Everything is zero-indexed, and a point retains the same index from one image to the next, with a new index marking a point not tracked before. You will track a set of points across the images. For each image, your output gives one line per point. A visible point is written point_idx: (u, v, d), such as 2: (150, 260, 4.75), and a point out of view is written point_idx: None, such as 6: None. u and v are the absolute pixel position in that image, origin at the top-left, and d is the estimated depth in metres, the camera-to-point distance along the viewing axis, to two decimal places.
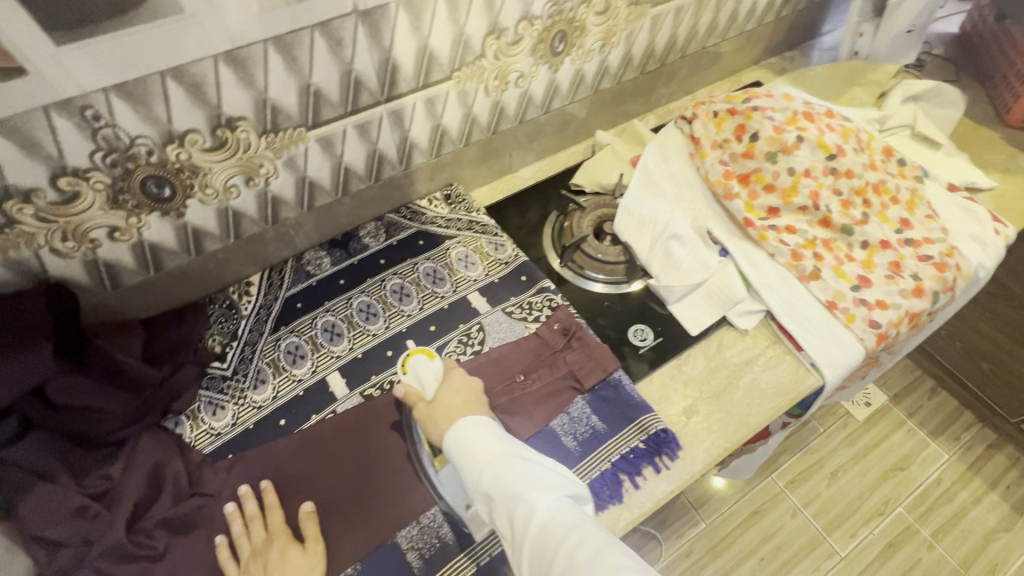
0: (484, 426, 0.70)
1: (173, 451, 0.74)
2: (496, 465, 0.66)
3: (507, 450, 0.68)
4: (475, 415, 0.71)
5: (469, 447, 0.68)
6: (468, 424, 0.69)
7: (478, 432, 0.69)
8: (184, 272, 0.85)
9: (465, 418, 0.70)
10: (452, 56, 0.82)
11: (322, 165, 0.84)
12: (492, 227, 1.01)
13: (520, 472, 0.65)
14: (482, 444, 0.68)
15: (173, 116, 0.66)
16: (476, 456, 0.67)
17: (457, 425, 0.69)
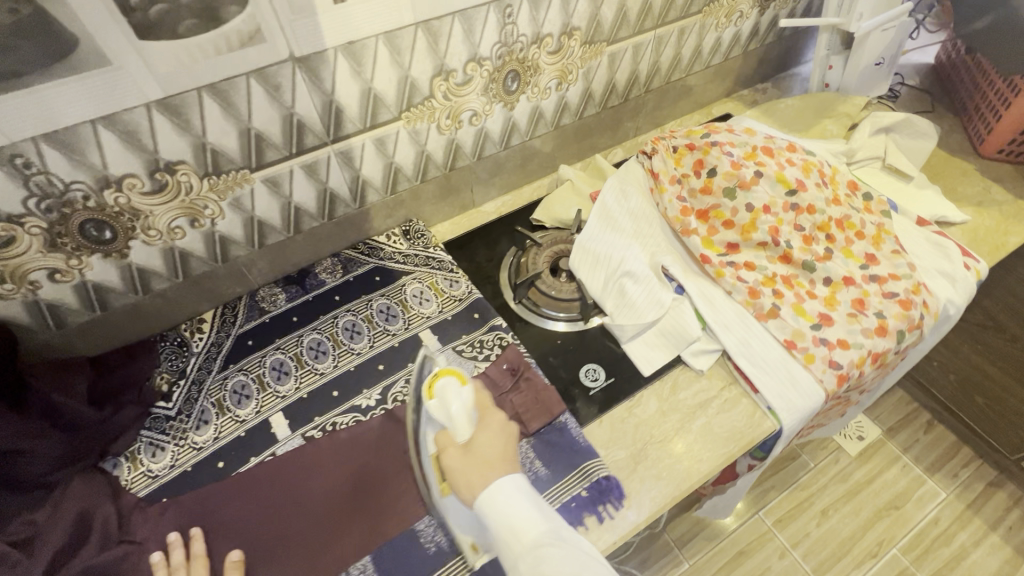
0: (520, 490, 0.62)
1: (105, 494, 0.73)
2: (536, 538, 0.58)
3: (546, 523, 0.60)
4: (508, 480, 0.63)
5: (506, 516, 0.60)
6: (503, 486, 0.62)
7: (515, 495, 0.62)
8: (132, 311, 0.85)
9: (498, 480, 0.63)
10: (398, 97, 0.83)
11: (270, 205, 0.85)
12: (449, 262, 1.00)
13: (564, 551, 0.57)
14: (520, 513, 0.60)
15: (108, 162, 0.67)
16: (514, 529, 0.59)
17: (490, 486, 0.62)
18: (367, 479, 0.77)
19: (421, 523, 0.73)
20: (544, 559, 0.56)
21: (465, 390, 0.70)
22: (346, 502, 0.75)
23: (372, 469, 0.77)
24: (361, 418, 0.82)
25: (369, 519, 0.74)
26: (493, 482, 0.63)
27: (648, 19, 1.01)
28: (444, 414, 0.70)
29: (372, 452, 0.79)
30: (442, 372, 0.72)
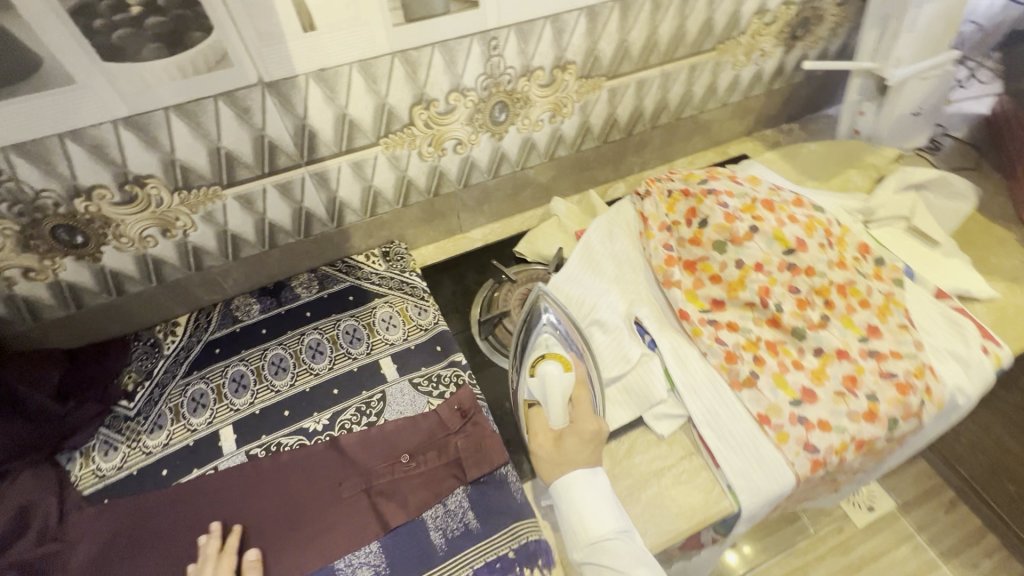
0: (596, 484, 0.70)
1: (50, 489, 0.76)
2: (602, 530, 0.67)
3: (613, 518, 0.69)
4: (586, 473, 0.71)
5: (579, 505, 0.69)
6: (580, 478, 0.70)
7: (592, 489, 0.70)
8: (107, 310, 0.88)
9: (576, 470, 0.71)
10: (375, 124, 0.82)
11: (244, 220, 0.86)
12: (423, 289, 0.99)
13: (626, 548, 0.66)
14: (592, 505, 0.69)
15: (77, 173, 0.69)
16: (584, 518, 0.68)
17: (567, 474, 0.71)
18: (301, 505, 0.76)
19: (341, 563, 0.71)
20: (607, 550, 0.66)
21: (569, 379, 0.77)
22: (278, 526, 0.74)
23: (305, 498, 0.76)
24: (306, 442, 0.82)
25: (291, 550, 0.72)
26: (573, 471, 0.71)
27: (653, 55, 0.96)
28: (542, 392, 0.77)
29: (309, 480, 0.78)
30: (548, 355, 0.79)
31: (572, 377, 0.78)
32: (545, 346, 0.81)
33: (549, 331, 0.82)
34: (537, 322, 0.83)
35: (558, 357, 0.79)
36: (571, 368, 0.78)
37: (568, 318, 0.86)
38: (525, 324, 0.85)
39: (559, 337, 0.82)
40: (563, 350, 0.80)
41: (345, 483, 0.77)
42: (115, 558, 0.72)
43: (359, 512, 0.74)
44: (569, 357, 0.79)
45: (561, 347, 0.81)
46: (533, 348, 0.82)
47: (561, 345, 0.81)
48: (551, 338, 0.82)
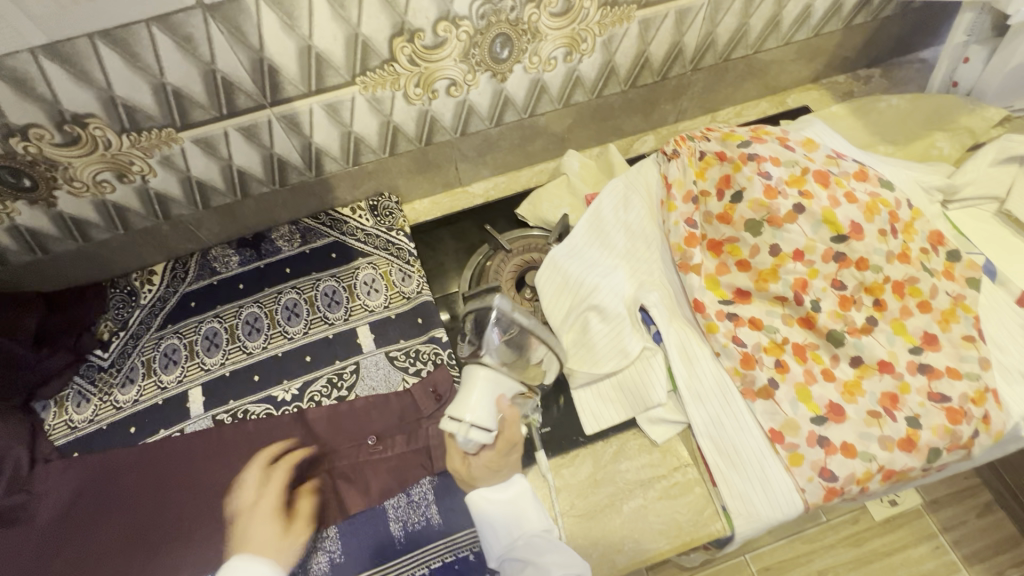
0: (509, 489, 0.62)
1: (22, 438, 0.75)
2: (514, 533, 0.60)
3: (530, 518, 0.61)
4: (499, 485, 0.63)
5: (489, 514, 0.61)
6: (489, 485, 0.63)
7: (505, 496, 0.62)
8: (76, 255, 0.84)
9: (486, 488, 0.62)
10: (348, 58, 0.69)
11: (207, 165, 0.77)
12: (410, 251, 0.89)
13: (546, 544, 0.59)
14: (502, 512, 0.61)
15: (5, 111, 0.61)
16: (495, 523, 0.61)
17: (477, 492, 0.62)
18: None
19: None
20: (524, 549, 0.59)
21: (487, 439, 0.62)
22: None
23: None
24: (273, 412, 0.78)
25: None
26: (484, 491, 0.62)
27: None
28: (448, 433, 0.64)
29: None
30: (465, 404, 0.63)
31: (490, 436, 0.62)
32: (470, 391, 0.63)
33: (490, 359, 0.65)
34: (486, 329, 0.66)
35: (472, 420, 0.62)
36: (490, 431, 0.62)
37: (528, 324, 0.65)
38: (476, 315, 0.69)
39: (497, 384, 0.64)
40: (487, 408, 0.63)
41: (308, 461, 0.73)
42: (80, 512, 0.72)
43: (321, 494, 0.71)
44: (493, 409, 0.64)
45: (487, 399, 0.63)
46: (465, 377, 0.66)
47: (495, 390, 0.64)
48: (484, 380, 0.63)
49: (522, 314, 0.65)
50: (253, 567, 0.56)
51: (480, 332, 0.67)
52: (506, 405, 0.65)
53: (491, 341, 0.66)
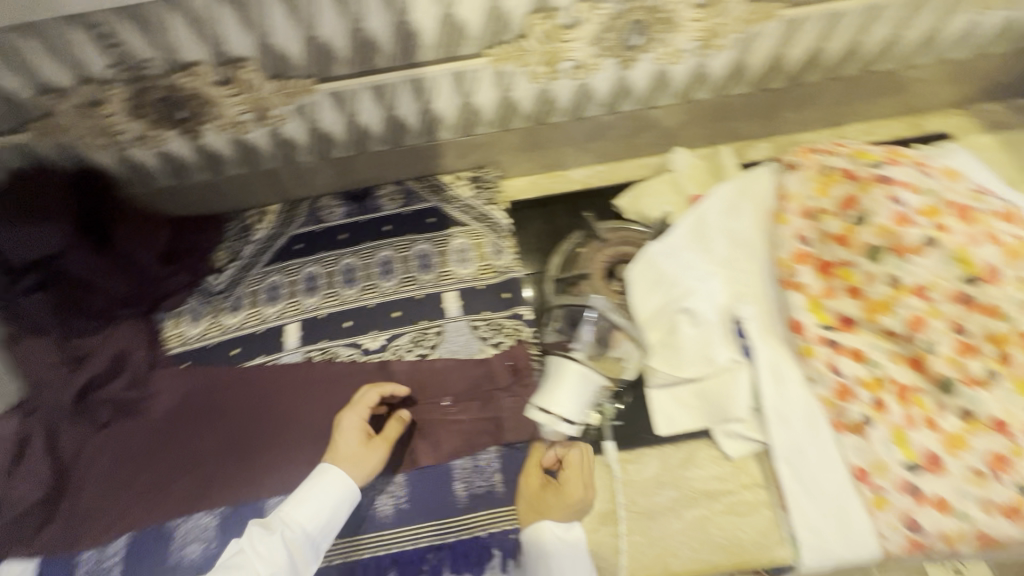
0: (570, 532, 0.66)
1: (142, 342, 0.84)
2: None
3: (577, 566, 0.64)
4: (562, 524, 0.66)
5: (546, 548, 0.64)
6: (558, 520, 0.66)
7: (564, 537, 0.66)
8: (206, 186, 0.91)
9: (553, 521, 0.66)
10: (484, 29, 0.70)
11: (335, 118, 0.81)
12: (505, 227, 0.91)
13: None
14: (559, 551, 0.64)
15: (178, 46, 0.67)
16: (547, 556, 0.64)
17: (542, 522, 0.66)
18: (341, 419, 0.78)
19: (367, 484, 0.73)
20: None
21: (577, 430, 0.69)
22: (317, 433, 0.78)
23: (346, 414, 0.78)
24: (359, 357, 0.82)
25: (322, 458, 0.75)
26: (549, 523, 0.66)
27: None
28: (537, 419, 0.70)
29: (352, 397, 0.79)
30: (554, 396, 0.69)
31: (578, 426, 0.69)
32: (560, 383, 0.69)
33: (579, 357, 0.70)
34: (578, 324, 0.81)
35: (559, 412, 0.68)
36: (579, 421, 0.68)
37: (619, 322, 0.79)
38: (568, 314, 0.82)
39: (586, 377, 0.69)
40: (576, 402, 0.68)
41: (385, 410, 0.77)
42: (184, 415, 0.80)
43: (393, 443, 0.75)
44: (583, 403, 0.69)
45: (575, 393, 0.69)
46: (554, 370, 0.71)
47: (584, 387, 0.69)
48: (575, 374, 0.69)
49: (615, 314, 0.80)
50: (326, 478, 0.65)
51: (573, 325, 0.81)
52: (592, 398, 0.70)
53: (583, 335, 0.79)
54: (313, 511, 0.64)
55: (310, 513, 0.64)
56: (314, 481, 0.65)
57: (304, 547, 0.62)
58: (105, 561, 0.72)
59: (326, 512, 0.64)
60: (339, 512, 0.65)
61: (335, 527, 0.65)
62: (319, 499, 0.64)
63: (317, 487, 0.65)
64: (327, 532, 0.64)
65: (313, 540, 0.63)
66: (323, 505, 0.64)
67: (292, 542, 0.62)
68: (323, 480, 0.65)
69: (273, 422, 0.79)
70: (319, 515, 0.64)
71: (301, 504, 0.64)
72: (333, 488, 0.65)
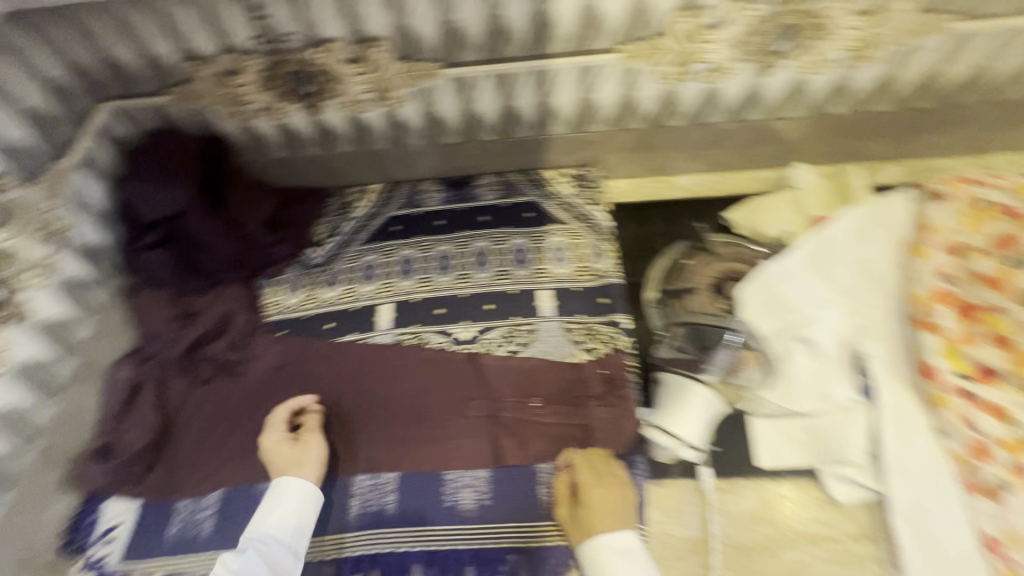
0: (622, 542, 0.61)
1: (245, 307, 0.87)
2: None
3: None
4: (613, 535, 0.61)
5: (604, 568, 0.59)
6: (607, 532, 0.62)
7: (618, 550, 0.60)
8: (315, 161, 0.93)
9: (604, 534, 0.61)
10: (624, 23, 0.68)
11: (452, 104, 0.81)
12: (606, 229, 0.88)
13: None
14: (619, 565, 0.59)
15: (320, 22, 0.68)
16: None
17: (592, 538, 0.62)
18: (427, 406, 0.78)
19: (450, 474, 0.72)
20: None
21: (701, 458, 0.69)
22: (403, 418, 0.77)
23: (433, 402, 0.78)
24: (448, 346, 0.82)
25: (409, 443, 0.75)
26: (599, 536, 0.61)
27: None
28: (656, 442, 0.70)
29: (440, 385, 0.79)
30: (682, 423, 0.68)
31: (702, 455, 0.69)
32: (686, 407, 0.69)
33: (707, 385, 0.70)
34: (709, 346, 0.74)
35: (685, 437, 0.68)
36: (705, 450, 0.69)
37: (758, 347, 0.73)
38: (698, 333, 0.75)
39: (712, 405, 0.69)
40: (703, 430, 0.69)
41: (473, 403, 0.77)
42: (279, 382, 0.83)
43: (480, 437, 0.75)
44: (707, 431, 0.69)
45: (701, 420, 0.69)
46: (676, 395, 0.70)
47: (708, 412, 0.69)
48: (700, 399, 0.69)
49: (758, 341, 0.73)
50: (282, 492, 0.68)
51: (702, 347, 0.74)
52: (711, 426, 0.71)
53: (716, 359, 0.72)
54: (281, 518, 0.66)
55: (281, 520, 0.66)
56: (273, 497, 0.68)
57: (280, 551, 0.64)
58: (199, 514, 0.74)
59: (294, 517, 0.67)
60: (307, 514, 0.67)
61: (306, 529, 0.67)
62: (285, 506, 0.67)
63: (281, 494, 0.68)
64: (300, 535, 0.66)
65: (286, 544, 0.64)
66: (291, 508, 0.67)
67: (265, 550, 0.63)
68: (286, 487, 0.68)
69: (362, 400, 0.80)
70: (287, 519, 0.66)
71: (268, 516, 0.66)
72: (297, 492, 0.68)
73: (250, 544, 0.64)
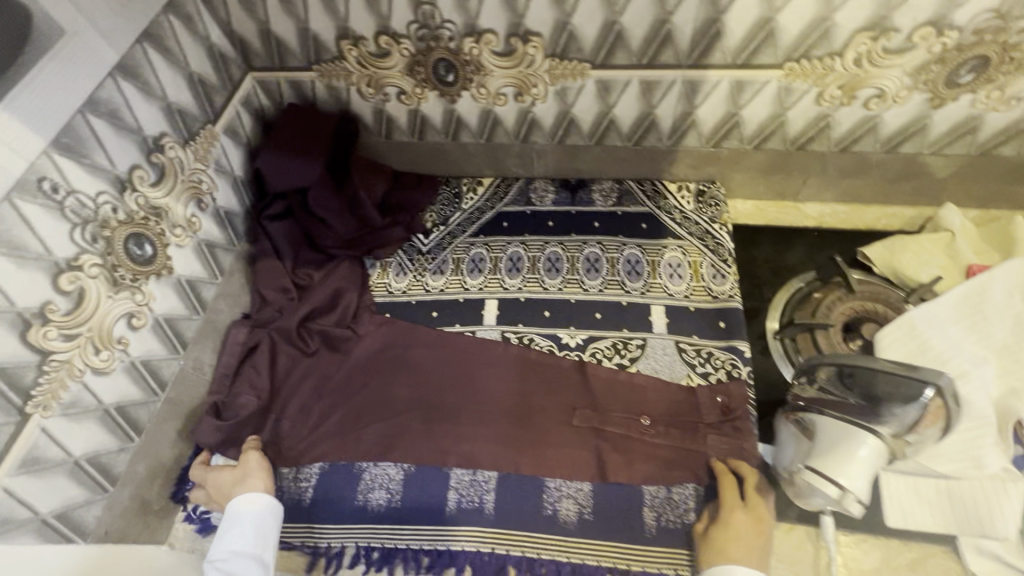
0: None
1: (354, 286, 0.88)
2: None
3: None
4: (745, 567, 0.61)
5: None
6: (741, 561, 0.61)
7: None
8: (435, 149, 0.93)
9: (737, 563, 0.61)
10: (798, 39, 0.65)
11: (589, 107, 0.79)
12: (728, 250, 0.84)
13: None
14: None
15: (481, 12, 0.68)
16: None
17: (725, 561, 0.61)
18: (528, 409, 0.77)
19: (552, 483, 0.71)
20: None
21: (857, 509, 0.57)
22: (503, 419, 0.76)
23: (536, 406, 0.77)
24: (554, 350, 0.80)
25: (508, 444, 0.74)
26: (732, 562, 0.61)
27: None
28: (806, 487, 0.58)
29: (544, 389, 0.78)
30: (847, 470, 0.56)
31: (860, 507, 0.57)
32: (848, 452, 0.56)
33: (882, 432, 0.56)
34: (879, 395, 0.55)
35: (848, 486, 0.56)
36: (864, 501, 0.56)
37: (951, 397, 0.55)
38: (861, 375, 0.57)
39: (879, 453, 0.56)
40: (866, 479, 0.56)
41: (578, 412, 0.75)
42: (380, 365, 0.83)
43: (582, 448, 0.73)
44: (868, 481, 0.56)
45: (865, 466, 0.56)
46: (831, 438, 0.58)
47: (872, 463, 0.56)
48: (865, 445, 0.56)
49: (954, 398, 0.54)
50: (231, 518, 0.68)
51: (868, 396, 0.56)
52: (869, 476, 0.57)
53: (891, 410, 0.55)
54: (239, 534, 0.66)
55: (241, 537, 0.66)
56: (228, 519, 0.68)
57: (245, 564, 0.64)
58: (299, 484, 0.76)
59: (254, 529, 0.67)
60: (264, 525, 0.68)
61: (268, 540, 0.68)
62: (239, 523, 0.67)
63: (236, 512, 0.68)
64: (262, 545, 0.66)
65: (252, 556, 0.65)
66: (246, 522, 0.68)
67: (228, 567, 0.63)
68: (241, 506, 0.69)
69: (463, 394, 0.79)
70: (245, 533, 0.67)
71: (225, 534, 0.66)
72: (251, 508, 0.69)
73: (213, 565, 0.64)
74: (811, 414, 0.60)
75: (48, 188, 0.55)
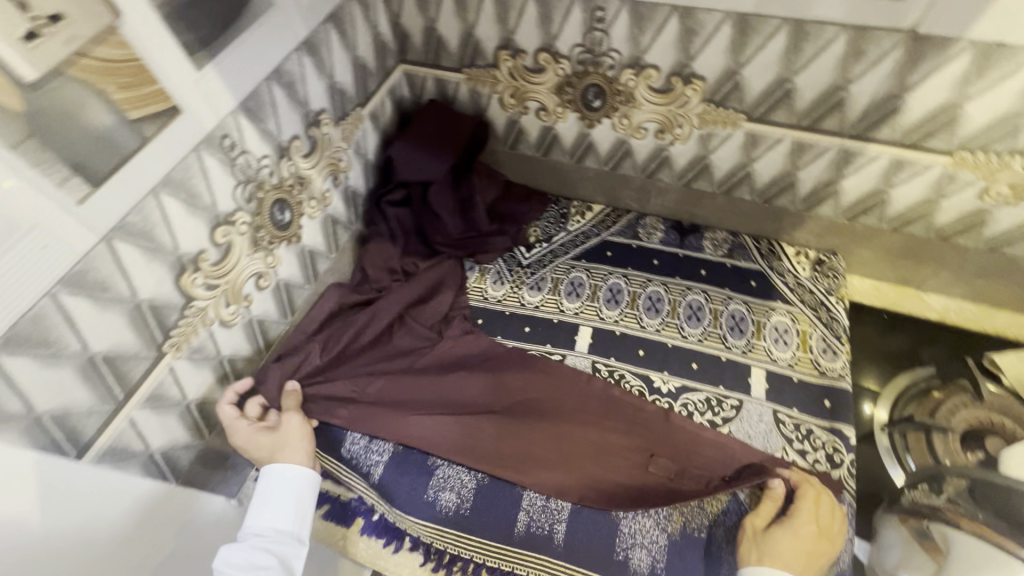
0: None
1: (452, 286, 0.88)
2: None
3: None
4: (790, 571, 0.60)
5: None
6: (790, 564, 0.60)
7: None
8: (554, 167, 0.94)
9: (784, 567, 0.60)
10: (979, 131, 0.64)
11: (729, 156, 0.78)
12: (842, 327, 0.81)
13: None
14: None
15: (652, 48, 0.69)
16: None
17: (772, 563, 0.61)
18: (609, 445, 0.75)
19: (625, 528, 0.69)
20: None
21: None
22: (582, 450, 0.75)
23: (618, 444, 0.75)
24: (644, 391, 0.79)
25: (584, 475, 0.73)
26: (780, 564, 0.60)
27: None
28: None
29: (629, 429, 0.76)
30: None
31: None
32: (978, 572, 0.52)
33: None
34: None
35: None
36: None
37: None
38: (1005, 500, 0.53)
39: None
40: None
41: (661, 461, 0.73)
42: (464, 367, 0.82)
43: (661, 498, 0.70)
44: None
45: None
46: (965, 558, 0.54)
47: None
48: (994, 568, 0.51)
49: None
50: (270, 491, 0.64)
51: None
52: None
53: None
54: (278, 509, 0.63)
55: (279, 513, 0.63)
56: (264, 489, 0.64)
57: (286, 542, 0.61)
58: (370, 457, 0.75)
59: (292, 502, 0.64)
60: (304, 499, 0.65)
61: (305, 515, 0.64)
62: (278, 495, 0.64)
63: (273, 485, 0.64)
64: (300, 523, 0.63)
65: (292, 535, 0.62)
66: (285, 496, 0.64)
67: (270, 544, 0.60)
68: (279, 477, 0.64)
69: (544, 414, 0.78)
70: (283, 508, 0.63)
71: (262, 507, 0.62)
72: (286, 480, 0.65)
73: (252, 539, 0.60)
74: (935, 522, 0.59)
75: (227, 145, 0.58)
